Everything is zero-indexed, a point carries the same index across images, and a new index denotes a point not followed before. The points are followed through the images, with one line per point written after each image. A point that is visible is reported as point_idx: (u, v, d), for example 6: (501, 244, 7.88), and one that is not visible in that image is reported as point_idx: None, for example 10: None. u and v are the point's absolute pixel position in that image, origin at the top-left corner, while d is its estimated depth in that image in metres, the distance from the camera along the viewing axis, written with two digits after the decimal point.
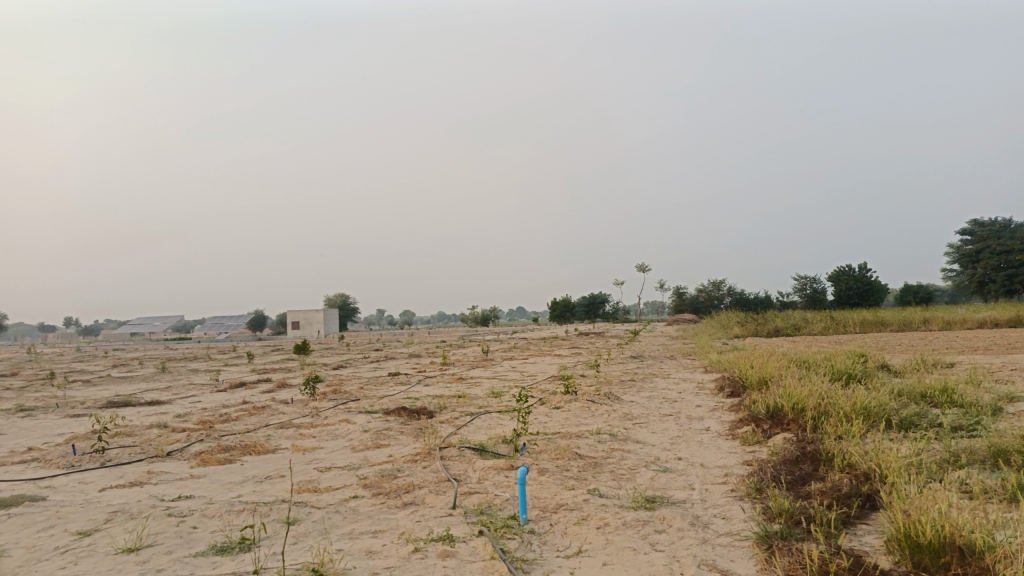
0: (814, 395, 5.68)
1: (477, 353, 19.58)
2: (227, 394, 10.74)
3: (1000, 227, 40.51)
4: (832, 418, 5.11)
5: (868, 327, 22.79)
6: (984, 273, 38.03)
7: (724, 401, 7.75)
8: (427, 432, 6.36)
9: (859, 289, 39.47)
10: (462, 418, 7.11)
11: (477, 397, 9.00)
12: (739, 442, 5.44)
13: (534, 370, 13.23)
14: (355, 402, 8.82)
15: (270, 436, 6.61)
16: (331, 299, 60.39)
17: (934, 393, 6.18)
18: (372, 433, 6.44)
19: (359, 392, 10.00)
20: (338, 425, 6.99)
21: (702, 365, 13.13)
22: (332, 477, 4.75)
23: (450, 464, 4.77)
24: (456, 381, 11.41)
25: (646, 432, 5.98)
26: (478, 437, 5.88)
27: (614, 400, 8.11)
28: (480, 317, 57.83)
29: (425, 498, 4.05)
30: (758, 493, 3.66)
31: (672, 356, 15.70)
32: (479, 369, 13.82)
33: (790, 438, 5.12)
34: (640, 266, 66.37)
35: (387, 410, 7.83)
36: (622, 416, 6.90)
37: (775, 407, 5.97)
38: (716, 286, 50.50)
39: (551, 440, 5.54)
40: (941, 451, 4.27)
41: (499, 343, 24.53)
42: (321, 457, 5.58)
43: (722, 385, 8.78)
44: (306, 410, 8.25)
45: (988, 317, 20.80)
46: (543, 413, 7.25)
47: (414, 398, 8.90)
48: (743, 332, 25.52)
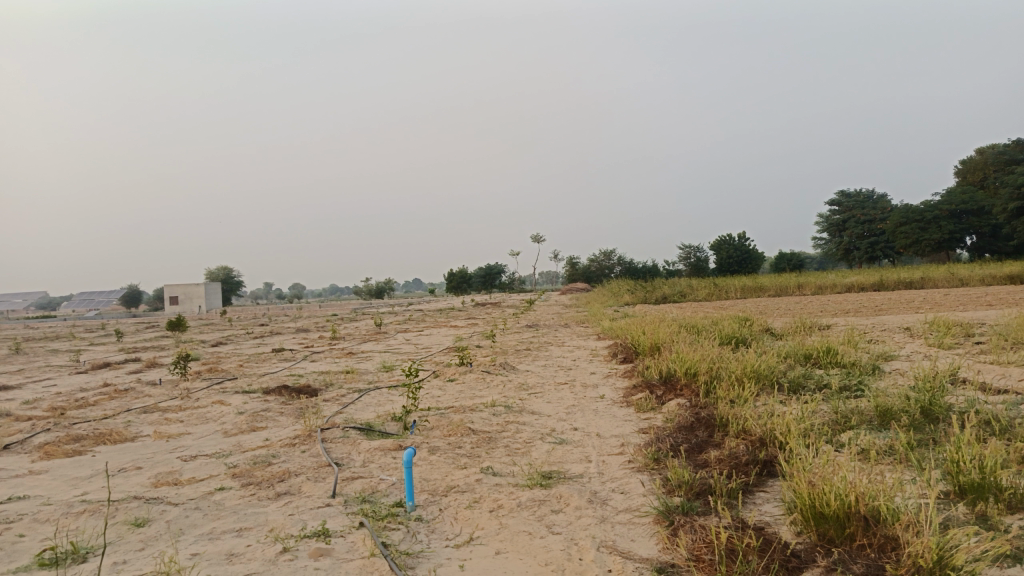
0: (706, 359, 5.67)
1: (369, 325, 18.99)
2: (86, 376, 9.75)
3: (864, 198, 43.52)
4: (725, 382, 5.09)
5: (748, 293, 23.88)
6: (850, 240, 40.83)
7: (617, 367, 7.72)
8: (309, 411, 5.91)
9: (739, 256, 41.42)
10: (349, 396, 6.68)
11: (367, 372, 8.57)
12: (634, 409, 5.34)
13: (427, 342, 12.89)
14: (232, 381, 8.17)
15: (131, 422, 5.95)
16: (213, 272, 57.32)
17: (817, 354, 6.34)
18: (248, 416, 5.92)
19: (238, 370, 9.32)
20: (211, 408, 6.41)
21: (595, 332, 13.22)
22: (197, 467, 4.25)
23: (331, 447, 4.39)
24: (345, 355, 10.91)
25: (541, 403, 5.79)
26: (364, 416, 5.50)
27: (509, 370, 7.92)
28: (373, 289, 56.57)
29: (302, 487, 3.65)
30: (656, 464, 3.52)
31: (565, 324, 15.75)
32: (370, 342, 13.33)
33: (684, 404, 5.06)
34: (534, 237, 66.94)
35: (267, 389, 7.28)
36: (516, 387, 6.70)
37: (668, 372, 5.94)
38: (607, 256, 51.68)
39: (443, 415, 5.25)
40: (830, 412, 4.31)
41: (393, 316, 23.97)
42: (188, 444, 5.03)
43: (616, 352, 8.77)
44: (175, 391, 7.55)
45: (855, 282, 22.27)
46: (435, 387, 6.94)
47: (298, 376, 8.35)
48: (633, 299, 26.14)
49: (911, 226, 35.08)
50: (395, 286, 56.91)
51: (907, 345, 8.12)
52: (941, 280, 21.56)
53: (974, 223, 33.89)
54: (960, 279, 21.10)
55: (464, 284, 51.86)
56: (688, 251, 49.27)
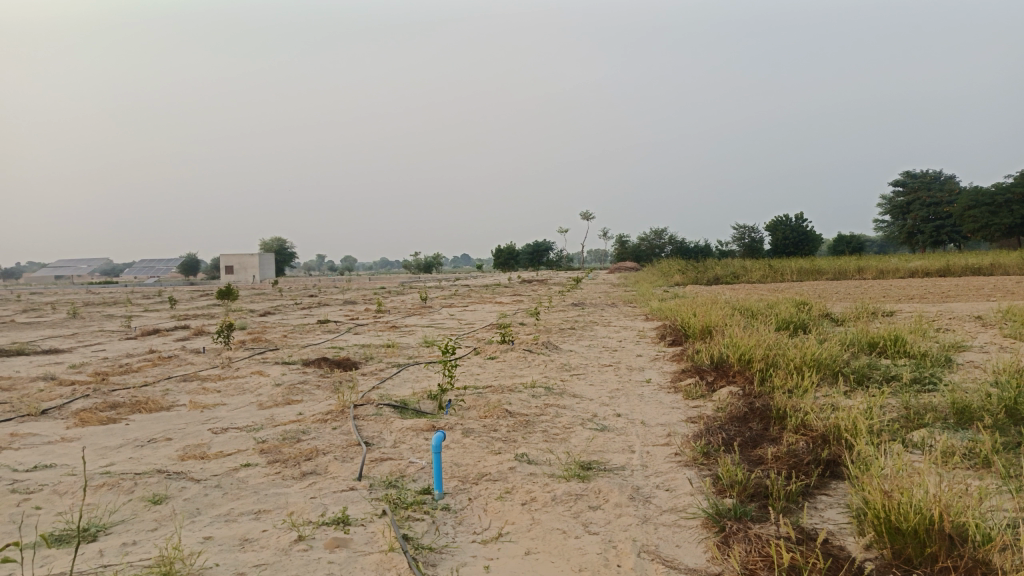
0: (761, 344, 5.32)
1: (416, 299, 18.96)
2: (135, 342, 9.89)
3: (931, 179, 41.60)
4: (782, 370, 4.74)
5: (805, 276, 23.05)
6: (914, 224, 39.13)
7: (665, 350, 7.40)
8: (345, 386, 5.78)
9: (795, 238, 40.15)
10: (387, 371, 6.54)
11: (407, 346, 8.44)
12: (681, 396, 5.04)
13: (471, 318, 12.72)
14: (273, 351, 8.13)
15: (169, 391, 5.92)
16: (267, 242, 58.41)
17: (882, 343, 5.91)
18: (284, 388, 5.82)
19: (281, 341, 9.30)
20: (248, 379, 6.34)
21: (643, 312, 12.86)
22: (225, 442, 4.13)
23: (363, 425, 4.21)
24: (388, 329, 10.81)
25: (584, 385, 5.53)
26: (400, 393, 5.33)
27: (552, 349, 7.67)
28: (422, 263, 56.81)
29: (329, 466, 3.49)
30: (706, 459, 3.23)
31: (613, 304, 15.40)
32: (414, 317, 13.23)
33: (736, 392, 4.74)
34: (584, 215, 66.22)
35: (306, 361, 7.20)
36: (559, 367, 6.45)
37: (719, 357, 5.60)
38: (658, 235, 50.80)
39: (480, 395, 5.04)
40: (900, 407, 3.94)
41: (439, 291, 23.94)
42: (221, 416, 4.94)
43: (664, 333, 8.43)
44: (216, 361, 7.53)
45: (919, 267, 21.26)
46: (475, 364, 6.73)
47: (339, 348, 8.26)
48: (683, 280, 25.52)
49: (981, 209, 33.36)
50: (444, 261, 57.02)
51: (980, 336, 7.57)
52: (1013, 266, 20.40)
53: None
54: None
55: (512, 260, 51.68)
56: (741, 233, 48.02)
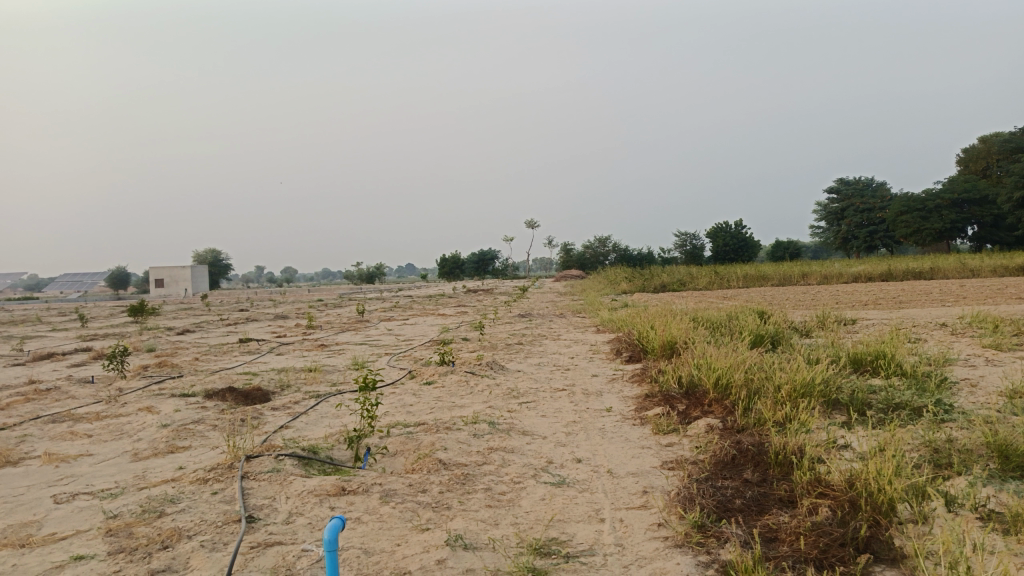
0: (740, 365, 4.56)
1: (352, 314, 17.77)
2: (18, 370, 8.55)
3: (864, 185, 42.52)
4: (769, 400, 3.99)
5: (750, 282, 22.82)
6: (848, 229, 39.79)
7: (623, 369, 6.61)
8: (247, 425, 4.77)
9: (735, 244, 40.38)
10: (302, 405, 5.53)
11: (333, 370, 7.42)
12: (650, 429, 4.23)
13: (409, 333, 11.72)
14: (174, 380, 7.00)
15: (26, 436, 4.80)
16: (201, 254, 55.98)
17: (869, 362, 5.23)
18: (172, 431, 4.76)
19: (190, 366, 8.18)
20: (132, 419, 5.24)
21: (593, 323, 12.13)
22: (65, 516, 3.10)
23: (253, 488, 3.26)
24: (317, 349, 9.74)
25: (534, 419, 4.67)
26: (311, 436, 4.37)
27: (498, 370, 6.79)
28: (365, 273, 55.02)
29: (189, 561, 2.53)
30: (705, 537, 2.42)
31: (560, 315, 14.60)
32: (348, 333, 12.13)
33: (716, 426, 3.96)
34: (528, 223, 65.86)
35: (209, 393, 6.12)
36: (504, 394, 5.57)
37: (690, 380, 4.83)
38: (602, 243, 50.63)
39: (410, 437, 4.12)
40: (922, 446, 3.23)
41: (379, 303, 22.81)
42: (79, 473, 3.89)
43: (620, 349, 7.64)
44: (102, 394, 6.37)
45: (862, 272, 21.22)
46: (407, 393, 5.79)
47: (252, 375, 7.18)
48: (630, 288, 24.96)
49: (913, 214, 34.01)
50: (386, 271, 55.52)
51: (956, 345, 7.02)
52: (951, 270, 20.46)
53: (976, 212, 32.88)
54: (972, 270, 20.02)
55: (456, 269, 50.67)
56: (684, 239, 48.20)
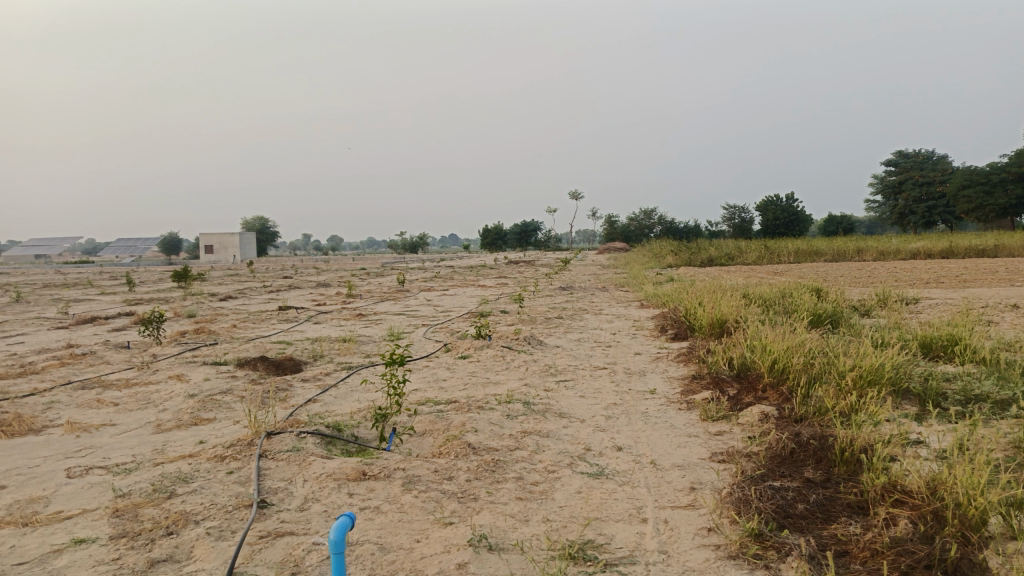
0: (798, 348, 4.20)
1: (392, 283, 17.70)
2: (61, 333, 8.61)
3: (925, 158, 40.67)
4: (831, 389, 3.63)
5: (802, 258, 22.03)
6: (906, 204, 38.22)
7: (668, 348, 6.27)
8: (273, 398, 4.60)
9: (785, 218, 39.16)
10: (333, 377, 5.35)
11: (368, 341, 7.25)
12: (697, 415, 3.92)
13: (448, 304, 11.54)
14: (208, 348, 6.91)
15: (54, 403, 4.72)
16: (249, 221, 56.84)
17: (939, 347, 4.80)
18: (197, 401, 4.63)
19: (226, 333, 8.11)
20: (161, 387, 5.13)
21: (637, 297, 11.75)
22: (74, 493, 2.95)
23: (270, 469, 3.06)
24: (354, 318, 9.61)
25: (572, 399, 4.39)
26: (338, 411, 4.17)
27: (536, 346, 6.52)
28: (407, 243, 55.18)
29: (193, 551, 2.33)
30: (764, 549, 2.13)
31: (602, 288, 14.23)
32: (387, 303, 12.00)
33: (771, 416, 3.63)
34: (572, 195, 65.16)
35: (241, 362, 6.00)
36: (542, 371, 5.30)
37: (741, 362, 4.49)
38: (647, 215, 49.73)
39: (439, 416, 3.89)
40: (1012, 446, 2.86)
41: (420, 273, 22.71)
42: (99, 444, 3.76)
43: (664, 326, 7.29)
44: (136, 361, 6.31)
45: (921, 248, 20.24)
46: (441, 367, 5.57)
47: (286, 344, 7.05)
48: (676, 262, 24.37)
49: (975, 189, 32.38)
50: (429, 241, 55.60)
51: None
52: (1019, 248, 19.35)
53: None
54: None
55: (499, 240, 50.43)
56: (732, 212, 47.00)
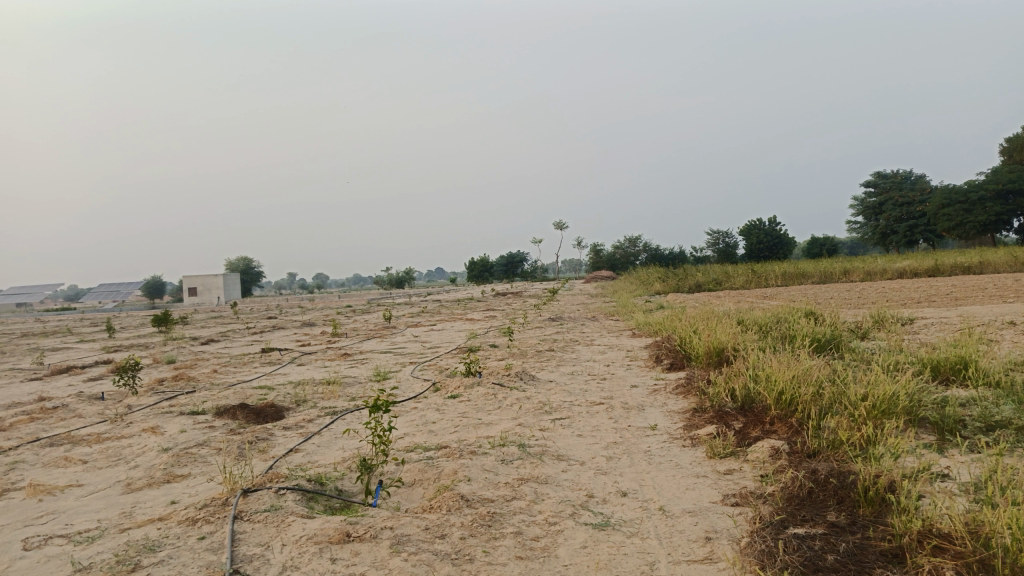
0: (804, 377, 4.00)
1: (379, 320, 17.42)
2: (33, 385, 8.25)
3: (903, 178, 41.13)
4: (844, 421, 3.44)
5: (789, 280, 21.99)
6: (887, 224, 38.53)
7: (665, 379, 6.06)
8: (253, 450, 4.33)
9: (769, 242, 39.35)
10: (317, 423, 5.08)
11: (353, 382, 6.98)
12: (704, 452, 3.70)
13: (436, 340, 11.28)
14: (187, 396, 6.62)
15: (18, 463, 4.41)
16: (233, 261, 56.39)
17: (947, 369, 4.63)
18: (172, 456, 4.34)
19: (206, 379, 7.80)
20: (134, 442, 4.83)
21: (628, 327, 11.55)
22: (29, 568, 2.67)
23: (247, 533, 2.81)
24: (339, 358, 9.33)
25: (570, 440, 4.16)
26: (321, 462, 3.91)
27: (528, 381, 6.29)
28: (393, 278, 54.86)
29: None
30: None
31: (592, 318, 14.04)
32: (373, 341, 11.72)
33: (783, 452, 3.42)
34: (557, 225, 65.36)
35: (220, 410, 5.72)
36: (536, 409, 5.06)
37: (744, 393, 4.29)
38: (632, 243, 49.83)
39: (429, 464, 3.64)
40: None
41: (407, 308, 22.44)
42: (62, 508, 3.47)
43: (659, 356, 7.08)
44: (109, 413, 6.00)
45: (907, 267, 20.25)
46: (430, 409, 5.32)
47: (268, 389, 6.76)
48: (664, 289, 24.27)
49: (955, 207, 32.69)
50: (415, 276, 55.34)
51: None
52: (1004, 264, 19.39)
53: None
54: None
55: (485, 273, 50.28)
56: (716, 238, 47.20)
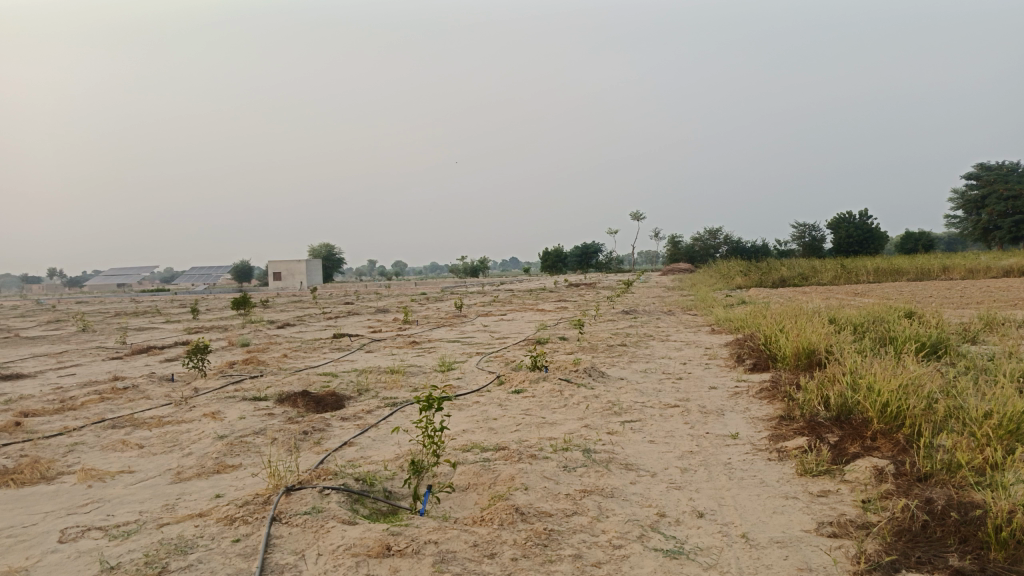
0: (912, 386, 3.50)
1: (451, 308, 17.34)
2: (112, 365, 8.46)
3: (1010, 170, 38.23)
4: (964, 441, 2.94)
5: (882, 277, 20.68)
6: (989, 219, 35.94)
7: (747, 381, 5.59)
8: (307, 442, 4.16)
9: (858, 236, 37.37)
10: (374, 414, 4.89)
11: (417, 372, 6.79)
12: (793, 467, 3.28)
13: (506, 330, 11.04)
14: (252, 380, 6.58)
15: (79, 445, 4.40)
16: (316, 248, 58.09)
17: None
18: (226, 444, 4.22)
19: (274, 364, 7.78)
20: (192, 427, 4.76)
21: (706, 322, 10.99)
22: (59, 563, 2.53)
23: (283, 538, 2.59)
24: (406, 346, 9.19)
25: (641, 446, 3.80)
26: (373, 458, 3.69)
27: (598, 378, 5.93)
28: (468, 267, 55.21)
29: None
30: None
31: (668, 312, 13.48)
32: (443, 329, 11.58)
33: (888, 474, 2.96)
34: (635, 215, 64.26)
35: (281, 396, 5.61)
36: (605, 410, 4.71)
37: (840, 402, 3.82)
38: (712, 235, 48.39)
39: (485, 467, 3.36)
40: None
41: (480, 297, 22.35)
42: (108, 497, 3.37)
43: (741, 355, 6.58)
44: (175, 395, 6.00)
45: (1015, 265, 18.66)
46: (492, 404, 5.04)
47: (331, 376, 6.65)
48: (745, 284, 23.31)
49: None
50: (490, 265, 55.51)
51: None
52: None
53: None
54: None
55: (560, 263, 49.90)
56: (802, 230, 45.22)
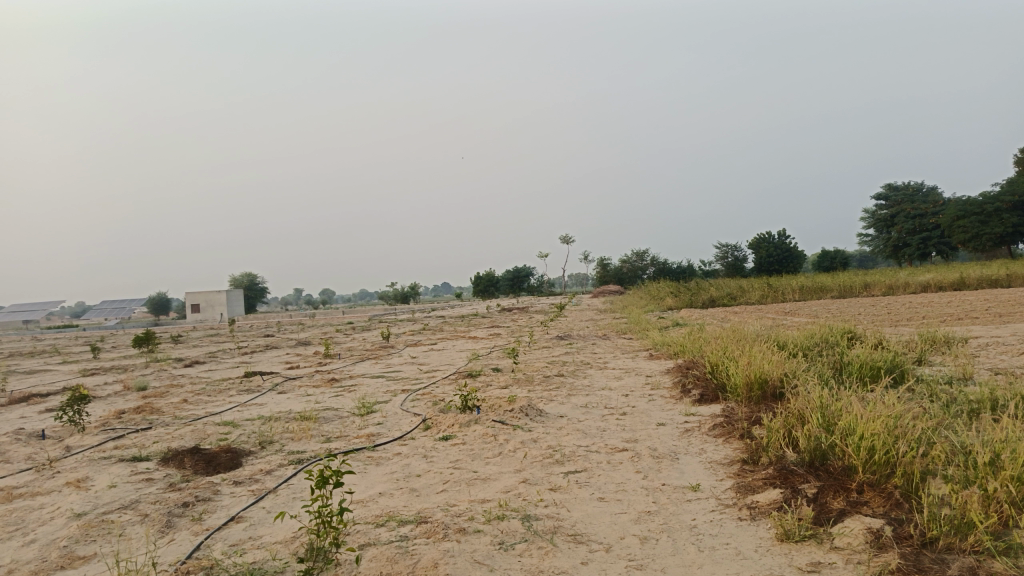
0: (897, 427, 3.05)
1: (377, 339, 16.45)
2: None
3: (916, 190, 40.08)
4: (973, 496, 2.48)
5: (807, 294, 20.94)
6: (899, 237, 37.45)
7: (697, 415, 5.09)
8: (186, 520, 3.40)
9: (779, 255, 38.35)
10: (276, 475, 4.15)
11: (332, 416, 6.03)
12: (773, 529, 2.75)
13: (435, 362, 10.34)
14: (137, 434, 5.68)
15: None
16: (238, 278, 55.83)
17: None
18: (81, 526, 3.40)
19: (169, 412, 6.85)
20: (45, 503, 3.88)
21: (643, 346, 10.55)
22: None
23: None
24: (324, 385, 8.37)
25: (590, 507, 3.21)
26: (262, 542, 2.97)
27: (535, 417, 5.33)
28: (398, 293, 54.15)
29: None
30: None
31: (603, 336, 13.02)
32: (366, 363, 10.75)
33: (889, 539, 2.46)
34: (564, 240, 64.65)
35: (167, 455, 4.78)
36: (545, 459, 4.11)
37: (812, 444, 3.34)
38: (640, 257, 48.95)
39: (402, 550, 2.69)
40: None
41: (409, 325, 21.49)
42: None
43: (686, 385, 6.10)
44: (39, 458, 5.06)
45: (931, 280, 19.15)
46: (415, 456, 4.36)
47: (232, 425, 5.81)
48: (676, 305, 23.29)
49: (970, 219, 31.56)
50: (420, 291, 54.55)
51: None
52: None
53: None
54: None
55: (491, 287, 49.39)
56: (726, 251, 46.21)
